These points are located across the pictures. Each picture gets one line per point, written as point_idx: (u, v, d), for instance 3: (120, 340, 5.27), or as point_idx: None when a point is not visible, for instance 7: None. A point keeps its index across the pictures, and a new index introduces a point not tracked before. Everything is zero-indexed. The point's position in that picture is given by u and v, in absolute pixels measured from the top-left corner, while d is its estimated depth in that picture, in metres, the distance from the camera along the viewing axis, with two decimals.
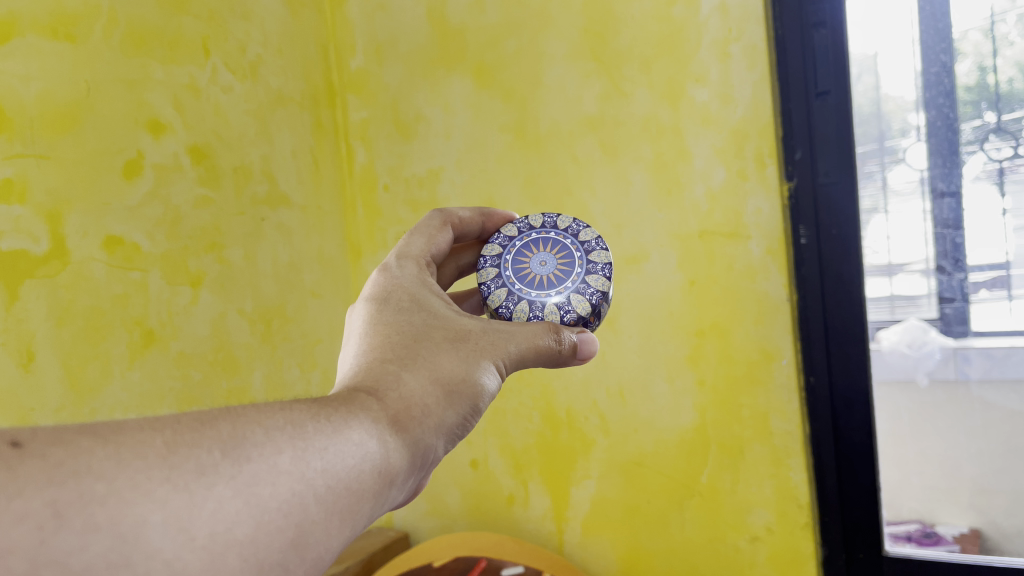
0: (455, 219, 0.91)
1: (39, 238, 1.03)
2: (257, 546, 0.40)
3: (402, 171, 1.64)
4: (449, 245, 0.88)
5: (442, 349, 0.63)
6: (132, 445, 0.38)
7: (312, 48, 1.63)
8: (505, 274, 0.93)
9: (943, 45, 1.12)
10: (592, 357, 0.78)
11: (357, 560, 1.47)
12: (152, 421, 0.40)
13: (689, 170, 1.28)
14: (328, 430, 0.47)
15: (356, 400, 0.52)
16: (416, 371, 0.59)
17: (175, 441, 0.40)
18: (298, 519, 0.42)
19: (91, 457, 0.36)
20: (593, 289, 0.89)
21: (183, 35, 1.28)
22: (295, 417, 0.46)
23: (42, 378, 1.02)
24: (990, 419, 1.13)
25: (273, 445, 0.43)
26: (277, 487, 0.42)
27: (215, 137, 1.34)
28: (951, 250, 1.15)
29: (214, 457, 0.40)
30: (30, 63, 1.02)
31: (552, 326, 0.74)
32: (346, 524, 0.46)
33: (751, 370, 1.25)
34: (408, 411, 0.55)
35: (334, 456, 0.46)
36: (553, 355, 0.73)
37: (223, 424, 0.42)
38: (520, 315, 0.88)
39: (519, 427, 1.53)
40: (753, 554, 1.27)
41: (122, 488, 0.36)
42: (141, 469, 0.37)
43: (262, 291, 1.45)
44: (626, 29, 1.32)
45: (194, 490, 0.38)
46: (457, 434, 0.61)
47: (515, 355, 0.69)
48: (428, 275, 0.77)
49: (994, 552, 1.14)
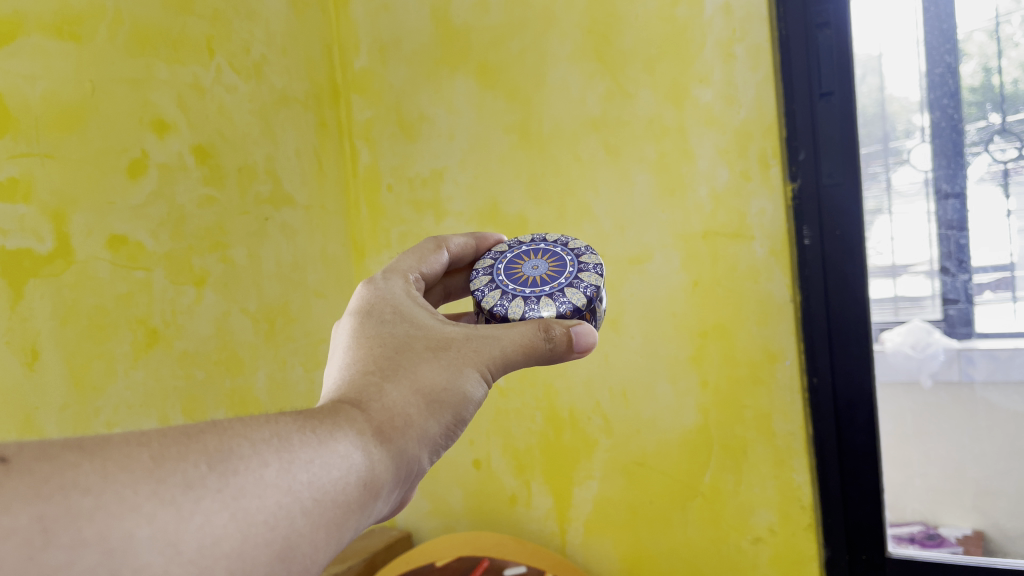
0: (449, 244, 0.93)
1: (44, 237, 1.03)
2: (244, 559, 0.40)
3: (405, 171, 1.64)
4: (444, 267, 0.90)
5: (424, 358, 0.63)
6: (119, 460, 0.38)
7: (316, 47, 1.64)
8: (498, 279, 0.92)
9: (947, 45, 1.12)
10: (592, 348, 0.75)
11: (359, 560, 1.47)
12: (138, 435, 0.40)
13: (692, 170, 1.28)
14: (313, 443, 0.48)
15: (340, 413, 0.53)
16: (399, 381, 0.59)
17: (162, 455, 0.40)
18: (285, 532, 0.43)
19: (77, 472, 0.37)
20: (587, 283, 0.89)
21: (188, 35, 1.28)
22: (281, 429, 0.47)
23: (46, 377, 1.03)
24: (995, 421, 1.13)
25: (260, 458, 0.44)
26: (265, 500, 0.42)
27: (219, 137, 1.35)
28: (955, 251, 1.14)
29: (202, 471, 0.41)
30: (35, 62, 1.03)
31: (541, 323, 0.73)
32: (333, 536, 0.47)
33: (754, 371, 1.25)
34: (391, 422, 0.56)
35: (319, 468, 0.47)
36: (544, 354, 0.72)
37: (210, 437, 0.43)
38: (516, 310, 0.86)
39: (522, 427, 1.53)
40: (756, 555, 1.27)
41: (109, 503, 0.36)
42: (128, 483, 0.38)
43: (266, 291, 1.45)
44: (629, 29, 1.32)
45: (182, 504, 0.39)
46: (443, 443, 0.62)
47: (499, 360, 0.69)
48: (412, 285, 0.77)
49: (997, 554, 1.13)
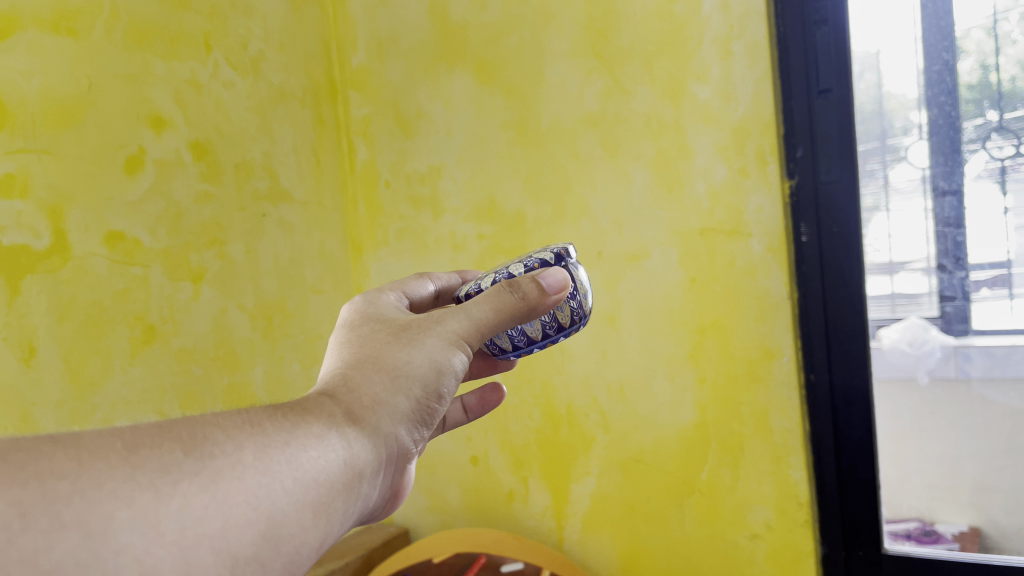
0: (434, 277, 0.95)
1: (40, 233, 1.04)
2: (228, 540, 0.43)
3: (403, 167, 1.63)
4: (429, 296, 0.91)
5: (392, 343, 0.65)
6: (94, 449, 0.42)
7: (314, 43, 1.63)
8: (473, 278, 0.95)
9: (945, 43, 1.12)
10: (563, 286, 0.73)
11: (356, 556, 1.47)
12: (112, 429, 0.44)
13: (690, 167, 1.28)
14: (285, 427, 0.51)
15: (311, 403, 0.56)
16: (367, 368, 0.62)
17: (136, 443, 0.43)
18: (268, 512, 0.46)
19: (53, 460, 0.40)
20: (552, 248, 0.91)
21: (185, 32, 1.28)
22: (253, 419, 0.50)
23: (43, 372, 1.04)
24: (992, 418, 1.13)
25: (235, 444, 0.47)
26: (242, 482, 0.46)
27: (216, 133, 1.34)
28: (952, 249, 1.15)
29: (177, 456, 0.44)
30: (32, 59, 1.04)
31: (506, 280, 0.72)
32: (321, 517, 0.51)
33: (751, 367, 1.25)
34: (361, 405, 0.59)
35: (295, 450, 0.50)
36: (516, 308, 0.70)
37: (183, 428, 0.46)
38: (488, 279, 0.87)
39: (519, 424, 1.53)
40: (753, 551, 1.27)
41: (86, 488, 0.40)
42: (105, 470, 0.41)
43: (263, 287, 1.45)
44: (627, 26, 1.32)
45: (159, 487, 0.42)
46: (425, 417, 0.65)
47: (472, 326, 0.69)
48: (387, 293, 0.80)
49: (993, 551, 1.13)
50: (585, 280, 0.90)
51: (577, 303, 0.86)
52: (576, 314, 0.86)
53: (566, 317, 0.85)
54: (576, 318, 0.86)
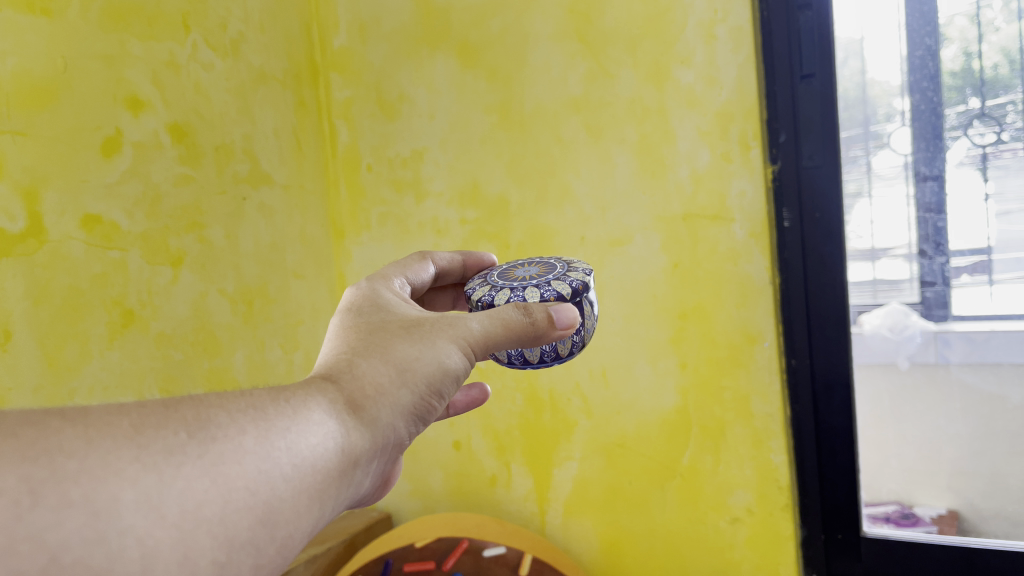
0: (436, 257, 0.98)
1: (15, 217, 1.01)
2: (225, 524, 0.44)
3: (385, 151, 1.62)
4: (429, 279, 0.94)
5: (397, 337, 0.65)
6: (101, 428, 0.42)
7: (295, 25, 1.61)
8: (491, 278, 0.96)
9: (927, 28, 1.12)
10: (572, 325, 0.76)
11: (338, 541, 1.47)
12: (118, 406, 0.44)
13: (673, 152, 1.28)
14: (288, 412, 0.51)
15: (313, 387, 0.56)
16: (372, 357, 0.61)
17: (142, 423, 0.43)
18: (265, 498, 0.47)
19: (61, 438, 0.40)
20: (573, 278, 0.91)
21: (163, 11, 1.26)
22: (255, 400, 0.50)
23: (20, 358, 1.01)
24: (970, 402, 1.14)
25: (237, 427, 0.47)
26: (243, 466, 0.46)
27: (195, 115, 1.32)
28: (933, 234, 1.15)
29: (181, 438, 0.44)
30: (7, 37, 1.00)
31: (519, 304, 0.74)
32: (315, 503, 0.51)
33: (733, 353, 1.25)
34: (363, 393, 0.58)
35: (296, 436, 0.50)
36: (524, 331, 0.72)
37: (188, 408, 0.46)
38: (501, 297, 0.89)
39: (502, 409, 1.53)
40: (733, 534, 1.29)
41: (93, 467, 0.40)
42: (111, 449, 0.41)
43: (244, 271, 1.43)
44: (610, 10, 1.31)
45: (163, 470, 0.42)
46: (425, 414, 0.65)
47: (478, 334, 0.69)
48: (393, 284, 0.80)
49: (971, 534, 1.15)
50: (592, 315, 0.94)
51: (579, 337, 0.90)
52: (575, 346, 0.90)
53: (565, 348, 0.89)
54: (574, 348, 0.90)
